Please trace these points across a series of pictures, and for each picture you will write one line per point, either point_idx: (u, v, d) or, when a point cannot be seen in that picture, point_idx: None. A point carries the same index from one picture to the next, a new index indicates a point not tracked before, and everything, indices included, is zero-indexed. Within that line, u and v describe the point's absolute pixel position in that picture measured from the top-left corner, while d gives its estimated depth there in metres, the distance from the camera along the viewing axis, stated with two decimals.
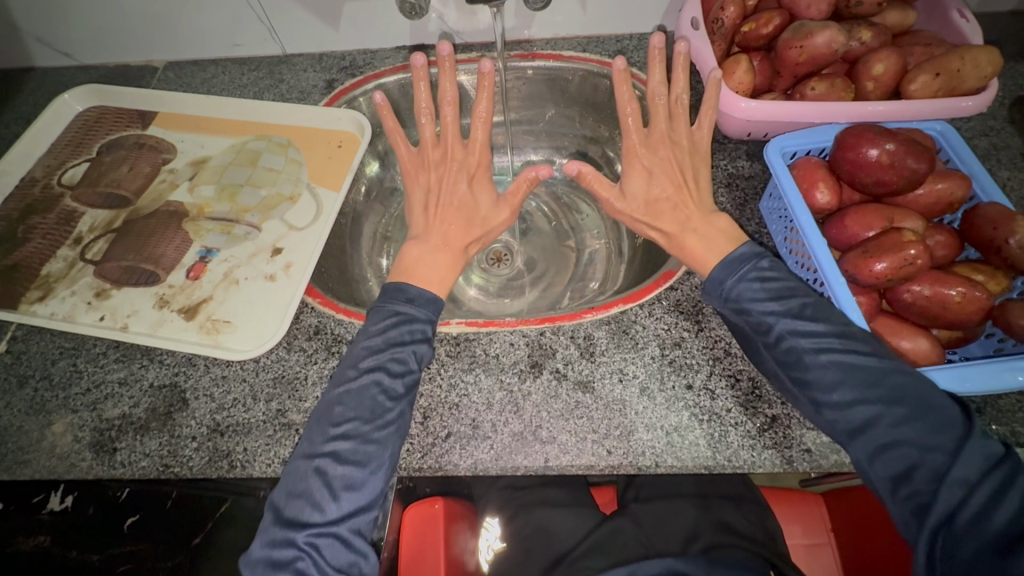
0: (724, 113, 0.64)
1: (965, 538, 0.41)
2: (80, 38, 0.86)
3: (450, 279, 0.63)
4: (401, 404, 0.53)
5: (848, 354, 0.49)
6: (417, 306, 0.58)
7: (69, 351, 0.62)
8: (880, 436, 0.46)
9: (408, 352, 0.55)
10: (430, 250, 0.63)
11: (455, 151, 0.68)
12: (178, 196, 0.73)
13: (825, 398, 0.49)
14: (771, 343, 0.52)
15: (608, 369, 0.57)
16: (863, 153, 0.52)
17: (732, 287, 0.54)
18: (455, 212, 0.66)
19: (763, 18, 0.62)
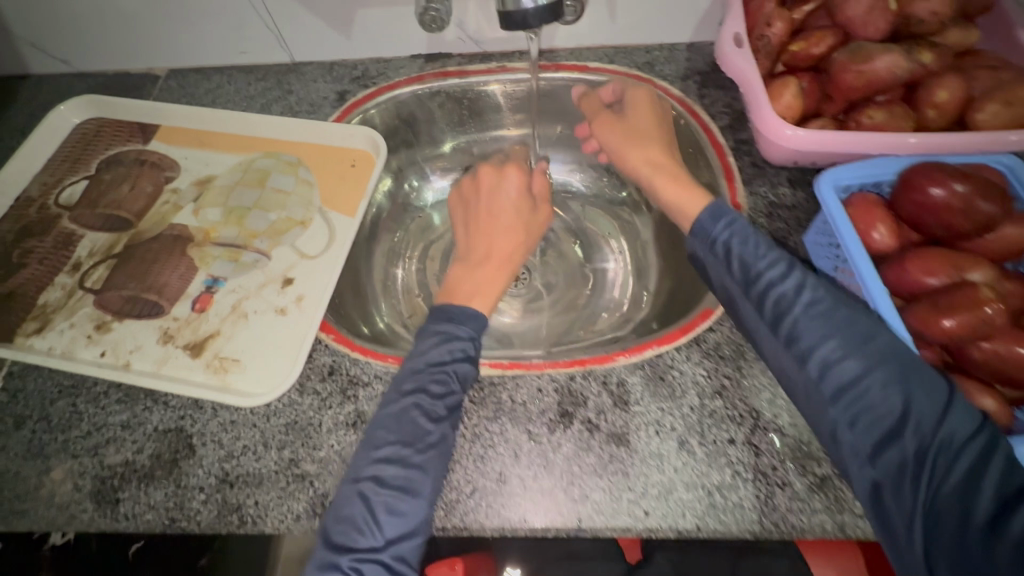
0: (767, 140, 0.60)
1: (951, 511, 0.41)
2: (78, 44, 0.81)
3: (494, 294, 0.60)
4: (442, 426, 0.51)
5: (835, 314, 0.48)
6: (459, 324, 0.56)
7: (67, 389, 0.58)
8: (862, 397, 0.46)
9: (448, 373, 0.53)
10: (473, 268, 0.61)
11: (489, 170, 0.67)
12: (183, 218, 0.69)
13: (810, 354, 0.48)
14: (760, 301, 0.51)
15: (644, 421, 0.53)
16: (929, 195, 0.48)
17: (718, 234, 0.55)
18: (499, 227, 0.63)
19: (814, 37, 0.57)
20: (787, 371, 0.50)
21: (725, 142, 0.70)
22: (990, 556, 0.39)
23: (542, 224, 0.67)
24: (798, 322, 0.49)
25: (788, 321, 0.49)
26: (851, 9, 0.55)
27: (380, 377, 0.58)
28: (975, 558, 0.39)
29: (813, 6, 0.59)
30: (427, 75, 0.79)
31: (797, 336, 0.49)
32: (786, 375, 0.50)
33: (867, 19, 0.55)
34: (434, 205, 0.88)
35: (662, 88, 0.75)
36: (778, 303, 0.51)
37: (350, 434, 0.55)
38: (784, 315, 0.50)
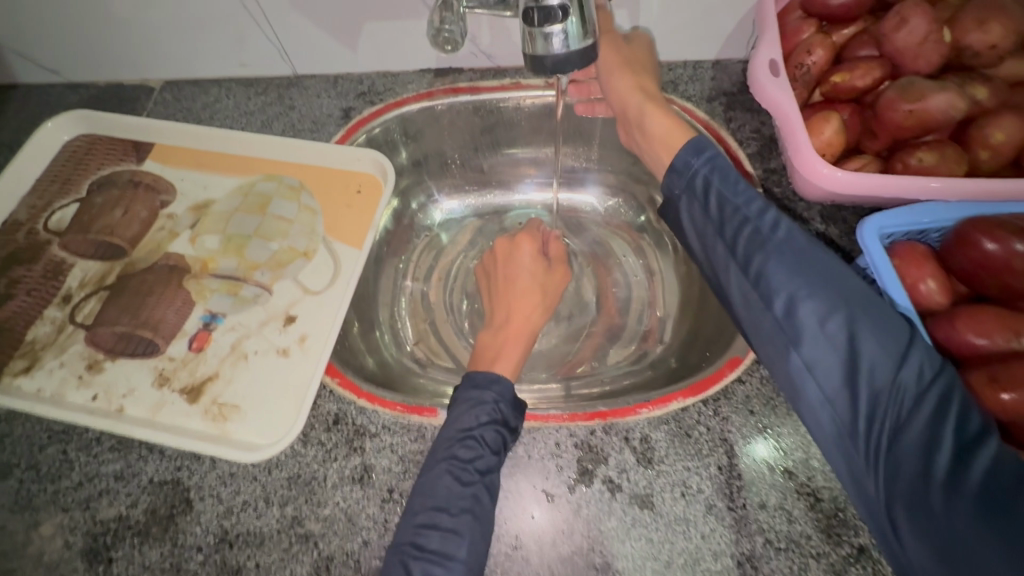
0: (802, 177, 0.56)
1: (910, 459, 0.43)
2: (68, 54, 0.77)
3: (519, 355, 0.59)
4: (475, 488, 0.48)
5: (799, 255, 0.49)
6: (483, 389, 0.53)
7: (57, 435, 0.55)
8: (823, 338, 0.46)
9: (475, 438, 0.50)
10: (498, 335, 0.61)
11: (501, 245, 0.68)
12: (179, 246, 0.65)
13: (777, 294, 0.49)
14: (733, 241, 0.53)
15: (669, 481, 0.50)
16: (984, 252, 0.45)
17: (698, 168, 0.56)
18: (522, 296, 0.64)
19: (859, 69, 0.53)
20: (754, 314, 0.51)
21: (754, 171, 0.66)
22: (947, 504, 0.40)
23: (561, 284, 0.67)
24: (767, 259, 0.50)
25: (758, 259, 0.50)
26: (902, 40, 0.51)
27: (389, 428, 0.54)
28: (932, 504, 0.41)
29: (852, 32, 0.56)
30: (435, 91, 0.74)
31: (765, 275, 0.50)
32: (752, 319, 0.51)
33: (918, 51, 0.51)
34: (442, 225, 0.84)
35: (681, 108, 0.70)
36: (752, 239, 0.52)
37: (357, 490, 0.52)
38: (755, 252, 0.51)
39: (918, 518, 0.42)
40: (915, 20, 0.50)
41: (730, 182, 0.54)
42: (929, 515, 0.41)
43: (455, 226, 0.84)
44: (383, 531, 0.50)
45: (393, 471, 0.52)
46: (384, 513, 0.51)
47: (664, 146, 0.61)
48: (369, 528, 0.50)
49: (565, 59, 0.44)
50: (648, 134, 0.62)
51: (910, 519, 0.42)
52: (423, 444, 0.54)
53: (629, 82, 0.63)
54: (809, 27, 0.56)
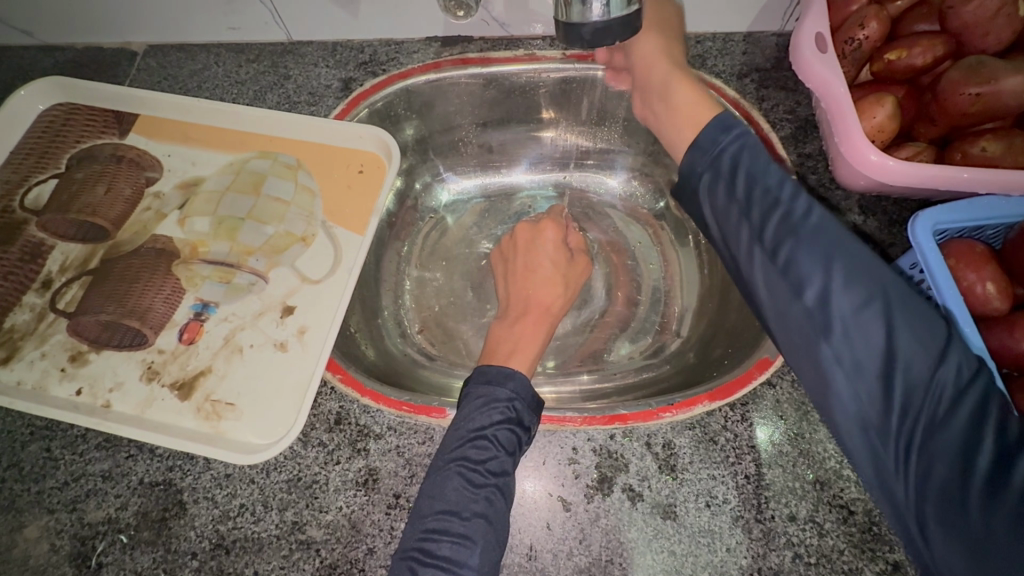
0: (846, 165, 0.51)
1: (947, 462, 0.38)
2: (41, 16, 0.70)
3: (535, 350, 0.55)
4: (488, 491, 0.45)
5: (835, 237, 0.43)
6: (497, 385, 0.49)
7: (40, 431, 0.52)
8: (857, 330, 0.41)
9: (489, 438, 0.46)
10: (510, 327, 0.57)
11: (522, 231, 0.64)
12: (167, 229, 0.61)
13: (807, 283, 0.43)
14: (759, 226, 0.46)
15: (693, 491, 0.47)
16: None
17: (726, 146, 0.49)
18: (540, 283, 0.60)
19: (921, 45, 0.48)
20: (781, 304, 0.44)
21: (787, 155, 0.61)
22: (989, 512, 0.36)
23: (581, 277, 0.63)
24: (798, 247, 0.43)
25: (789, 245, 0.44)
26: (970, 14, 0.46)
27: (394, 429, 0.51)
28: (970, 512, 0.37)
29: None
30: (443, 62, 0.68)
31: (795, 262, 0.43)
32: (776, 309, 0.45)
33: (988, 28, 0.47)
34: (448, 207, 0.79)
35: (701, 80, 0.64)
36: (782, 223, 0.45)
37: (361, 495, 0.49)
38: (787, 237, 0.44)
39: (952, 525, 0.37)
40: None
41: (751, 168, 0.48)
42: (966, 522, 0.37)
43: (462, 209, 0.80)
44: (390, 538, 0.47)
45: (398, 475, 0.49)
46: (389, 520, 0.48)
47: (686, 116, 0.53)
48: (374, 535, 0.47)
49: (605, 29, 0.39)
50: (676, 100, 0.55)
51: (943, 525, 0.38)
52: (431, 446, 0.50)
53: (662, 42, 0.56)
54: None
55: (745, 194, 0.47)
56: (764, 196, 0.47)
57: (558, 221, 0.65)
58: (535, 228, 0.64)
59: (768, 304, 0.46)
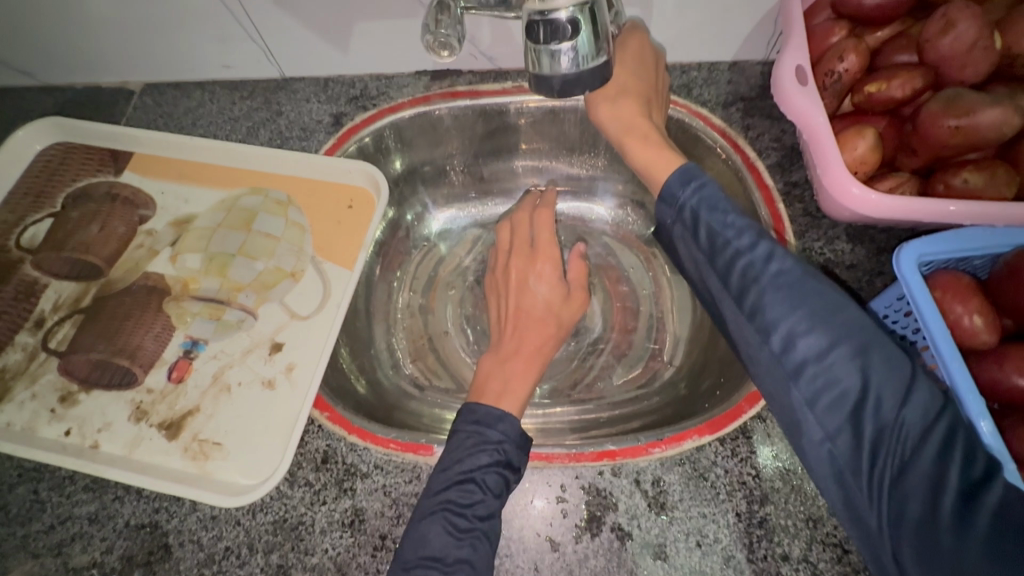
0: (830, 197, 0.52)
1: (919, 498, 0.38)
2: (42, 57, 0.72)
3: (524, 389, 0.55)
4: (473, 537, 0.44)
5: (808, 283, 0.44)
6: (487, 426, 0.49)
7: (28, 473, 0.52)
8: (826, 372, 0.41)
9: (476, 481, 0.46)
10: (501, 361, 0.57)
11: (518, 257, 0.63)
12: (159, 266, 0.61)
13: (776, 328, 0.43)
14: (730, 272, 0.47)
15: (683, 530, 0.47)
16: None
17: (686, 200, 0.50)
18: (531, 321, 0.59)
19: (899, 77, 0.49)
20: (751, 347, 0.45)
21: (773, 184, 0.61)
22: (959, 549, 0.36)
23: (576, 314, 0.61)
24: (763, 294, 0.44)
25: (754, 292, 0.45)
26: (946, 47, 0.47)
27: (381, 468, 0.51)
28: (942, 550, 0.36)
29: (886, 36, 0.53)
30: (433, 96, 0.69)
31: (762, 307, 0.44)
32: (746, 351, 0.45)
33: (966, 60, 0.47)
34: (440, 235, 0.80)
35: (678, 104, 0.66)
36: (744, 273, 0.46)
37: (347, 536, 0.48)
38: (750, 285, 0.45)
39: (929, 563, 0.37)
40: (962, 25, 0.46)
41: (716, 213, 0.48)
42: (940, 561, 0.36)
43: (454, 236, 0.80)
44: None
45: (385, 515, 0.49)
46: (375, 562, 0.47)
47: (648, 172, 0.56)
48: None
49: (575, 79, 0.41)
50: (644, 147, 0.56)
51: (919, 562, 0.37)
52: (418, 485, 0.50)
53: (628, 86, 0.57)
54: (839, 31, 0.53)
55: (726, 231, 0.48)
56: (746, 233, 0.47)
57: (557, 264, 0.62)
58: (531, 258, 0.63)
59: (750, 341, 0.45)
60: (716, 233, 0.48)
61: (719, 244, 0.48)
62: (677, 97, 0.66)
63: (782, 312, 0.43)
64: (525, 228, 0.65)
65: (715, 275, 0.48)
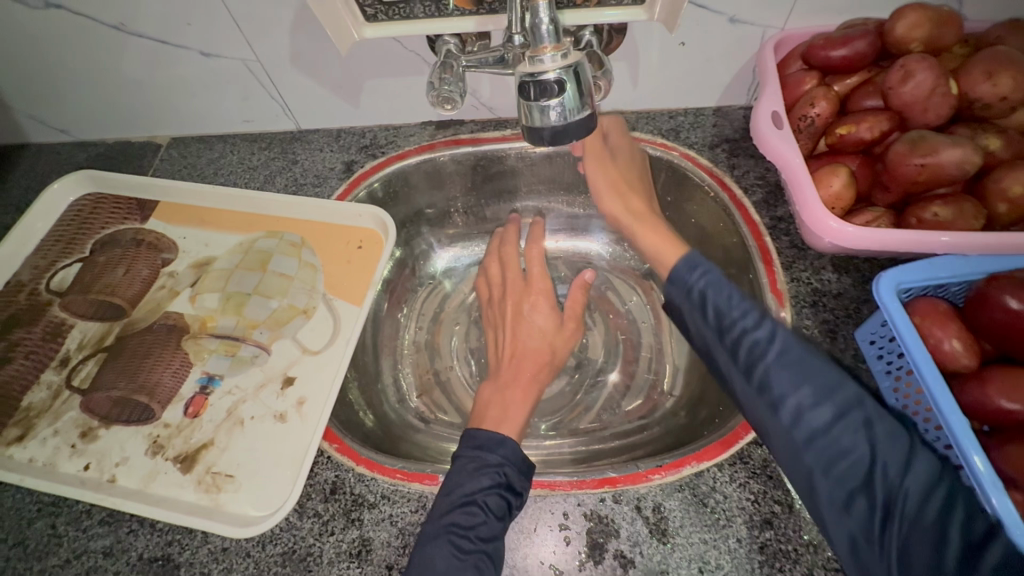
0: (811, 232, 0.55)
1: (927, 561, 0.39)
2: (81, 117, 0.79)
3: (523, 417, 0.57)
4: (475, 559, 0.45)
5: (805, 360, 0.46)
6: (488, 451, 0.50)
7: (47, 508, 0.54)
8: (832, 444, 0.43)
9: (478, 504, 0.47)
10: (500, 389, 0.59)
11: (513, 291, 0.67)
12: (179, 306, 0.65)
13: (783, 399, 0.45)
14: (734, 348, 0.49)
15: (685, 556, 0.47)
16: (1000, 302, 0.44)
17: (695, 282, 0.53)
18: (529, 348, 0.62)
19: (866, 121, 0.53)
20: (748, 400, 0.48)
21: (761, 219, 0.65)
22: None
23: (569, 343, 0.64)
24: (770, 369, 0.46)
25: (760, 368, 0.47)
26: (908, 94, 0.51)
27: (388, 497, 0.52)
28: None
29: (855, 81, 0.57)
30: (438, 143, 0.75)
31: (769, 382, 0.46)
32: (756, 420, 0.47)
33: (927, 105, 0.51)
34: (445, 273, 0.83)
35: (656, 144, 0.71)
36: (751, 350, 0.48)
37: (354, 567, 0.49)
38: (756, 362, 0.47)
39: None
40: (920, 75, 0.50)
41: (724, 295, 0.51)
42: None
43: (458, 274, 0.83)
44: None
45: (392, 545, 0.50)
46: None
47: (655, 254, 0.60)
48: None
49: (564, 130, 0.45)
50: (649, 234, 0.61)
51: None
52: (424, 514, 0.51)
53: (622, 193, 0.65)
54: (811, 79, 0.58)
55: (732, 310, 0.50)
56: (750, 313, 0.49)
57: (550, 297, 0.66)
58: (525, 291, 0.66)
59: (743, 387, 0.48)
60: (722, 311, 0.50)
61: (726, 322, 0.50)
62: (654, 137, 0.72)
63: (787, 386, 0.45)
64: (516, 266, 0.70)
65: (722, 353, 0.50)
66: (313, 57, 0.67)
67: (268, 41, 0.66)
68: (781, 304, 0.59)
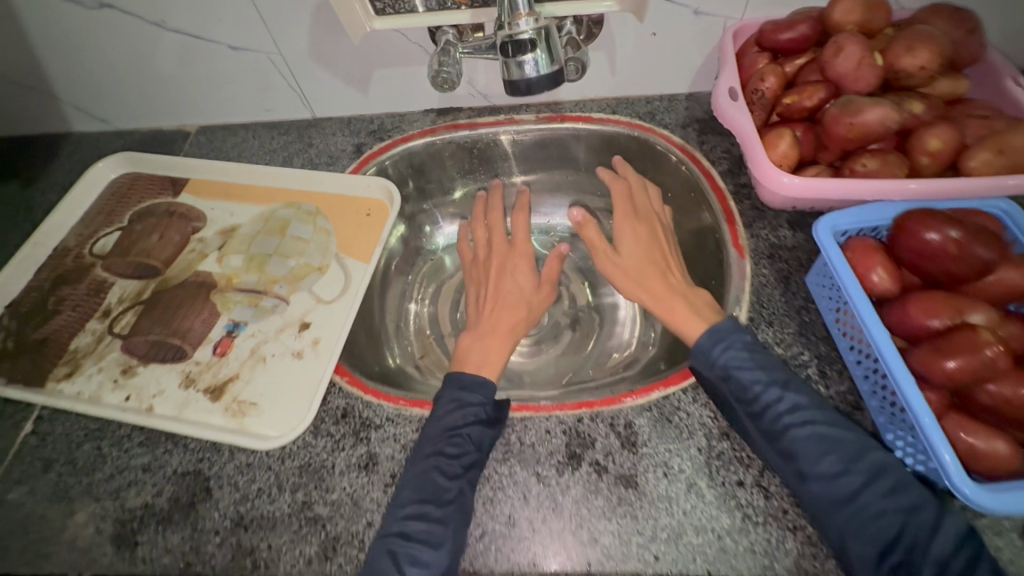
0: (765, 188, 0.62)
1: None
2: (119, 106, 0.88)
3: (501, 363, 0.64)
4: (460, 482, 0.52)
5: (830, 431, 0.49)
6: (470, 392, 0.58)
7: (93, 433, 0.61)
8: (862, 508, 0.46)
9: (463, 435, 0.54)
10: (480, 338, 0.66)
11: (498, 252, 0.75)
12: (207, 266, 0.73)
13: (808, 460, 0.48)
14: (759, 415, 0.51)
15: (652, 463, 0.54)
16: (923, 239, 0.49)
17: (718, 357, 0.55)
18: (509, 301, 0.69)
19: (806, 91, 0.61)
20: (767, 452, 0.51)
21: (726, 186, 0.73)
22: None
23: (544, 303, 0.72)
24: (795, 437, 0.49)
25: (786, 437, 0.50)
26: (841, 66, 0.59)
27: (392, 419, 0.59)
28: None
29: (803, 61, 0.65)
30: (439, 128, 0.84)
31: (794, 450, 0.49)
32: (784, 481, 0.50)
33: (857, 75, 0.59)
34: (445, 248, 0.91)
35: (633, 124, 0.80)
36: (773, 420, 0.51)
37: (363, 476, 0.56)
38: (780, 431, 0.50)
39: None
40: (850, 49, 0.58)
41: (747, 368, 0.53)
42: None
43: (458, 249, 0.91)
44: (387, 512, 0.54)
45: (395, 458, 0.57)
46: (386, 497, 0.54)
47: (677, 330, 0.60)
48: (374, 510, 0.54)
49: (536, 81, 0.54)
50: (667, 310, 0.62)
51: None
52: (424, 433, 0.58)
53: (636, 270, 0.67)
54: (762, 60, 0.66)
55: (754, 385, 0.52)
56: (770, 386, 0.52)
57: (531, 258, 0.74)
58: (509, 253, 0.74)
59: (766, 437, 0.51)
60: (743, 384, 0.53)
61: (751, 397, 0.52)
62: (630, 117, 0.81)
63: (814, 453, 0.48)
64: (501, 229, 0.77)
65: (751, 425, 0.52)
66: (329, 49, 0.77)
67: (289, 35, 0.75)
68: (742, 256, 0.66)
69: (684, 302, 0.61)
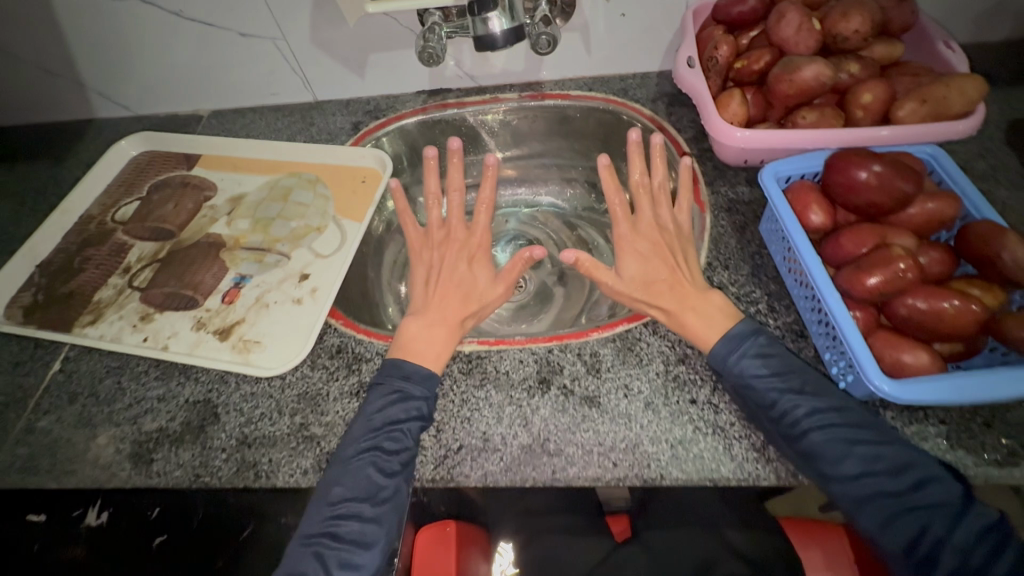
0: (721, 144, 0.68)
1: None
2: (137, 91, 0.97)
3: (448, 352, 0.62)
4: (395, 481, 0.55)
5: (850, 432, 0.52)
6: (413, 384, 0.59)
7: (114, 369, 0.68)
8: (890, 508, 0.49)
9: (401, 431, 0.56)
10: (429, 327, 0.64)
11: (456, 240, 0.72)
12: (217, 229, 0.80)
13: (829, 461, 0.51)
14: (780, 418, 0.54)
15: (614, 385, 0.59)
16: (854, 176, 0.55)
17: (740, 368, 0.56)
18: (454, 289, 0.67)
19: (754, 55, 0.67)
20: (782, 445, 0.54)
21: (691, 151, 0.79)
22: None
23: (495, 300, 0.68)
24: (817, 441, 0.51)
25: (807, 439, 0.52)
26: (784, 32, 0.65)
27: (382, 353, 0.65)
28: None
29: (756, 33, 0.72)
30: (429, 107, 0.91)
31: (816, 454, 0.51)
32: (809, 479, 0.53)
33: (798, 38, 0.65)
34: None
35: (610, 100, 0.87)
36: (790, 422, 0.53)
37: (354, 401, 0.62)
38: (801, 435, 0.52)
39: None
40: (790, 15, 0.64)
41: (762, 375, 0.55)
42: None
43: None
44: None
45: None
46: None
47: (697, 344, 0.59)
48: None
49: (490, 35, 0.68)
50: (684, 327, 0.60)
51: None
52: None
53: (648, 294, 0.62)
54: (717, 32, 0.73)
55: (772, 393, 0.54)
56: (788, 393, 0.54)
57: (487, 253, 0.72)
58: (465, 245, 0.72)
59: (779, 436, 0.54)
60: (757, 389, 0.55)
61: (774, 407, 0.54)
62: (606, 94, 0.87)
63: (835, 454, 0.51)
64: (460, 216, 0.74)
65: (773, 430, 0.54)
66: (329, 35, 0.85)
67: (292, 21, 0.83)
68: (703, 210, 0.72)
69: (705, 318, 0.59)
